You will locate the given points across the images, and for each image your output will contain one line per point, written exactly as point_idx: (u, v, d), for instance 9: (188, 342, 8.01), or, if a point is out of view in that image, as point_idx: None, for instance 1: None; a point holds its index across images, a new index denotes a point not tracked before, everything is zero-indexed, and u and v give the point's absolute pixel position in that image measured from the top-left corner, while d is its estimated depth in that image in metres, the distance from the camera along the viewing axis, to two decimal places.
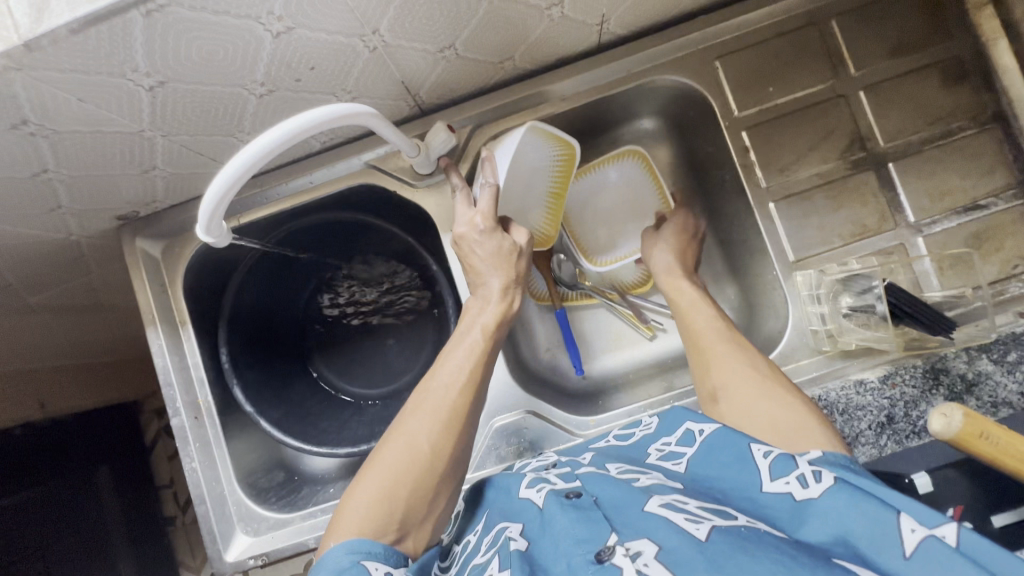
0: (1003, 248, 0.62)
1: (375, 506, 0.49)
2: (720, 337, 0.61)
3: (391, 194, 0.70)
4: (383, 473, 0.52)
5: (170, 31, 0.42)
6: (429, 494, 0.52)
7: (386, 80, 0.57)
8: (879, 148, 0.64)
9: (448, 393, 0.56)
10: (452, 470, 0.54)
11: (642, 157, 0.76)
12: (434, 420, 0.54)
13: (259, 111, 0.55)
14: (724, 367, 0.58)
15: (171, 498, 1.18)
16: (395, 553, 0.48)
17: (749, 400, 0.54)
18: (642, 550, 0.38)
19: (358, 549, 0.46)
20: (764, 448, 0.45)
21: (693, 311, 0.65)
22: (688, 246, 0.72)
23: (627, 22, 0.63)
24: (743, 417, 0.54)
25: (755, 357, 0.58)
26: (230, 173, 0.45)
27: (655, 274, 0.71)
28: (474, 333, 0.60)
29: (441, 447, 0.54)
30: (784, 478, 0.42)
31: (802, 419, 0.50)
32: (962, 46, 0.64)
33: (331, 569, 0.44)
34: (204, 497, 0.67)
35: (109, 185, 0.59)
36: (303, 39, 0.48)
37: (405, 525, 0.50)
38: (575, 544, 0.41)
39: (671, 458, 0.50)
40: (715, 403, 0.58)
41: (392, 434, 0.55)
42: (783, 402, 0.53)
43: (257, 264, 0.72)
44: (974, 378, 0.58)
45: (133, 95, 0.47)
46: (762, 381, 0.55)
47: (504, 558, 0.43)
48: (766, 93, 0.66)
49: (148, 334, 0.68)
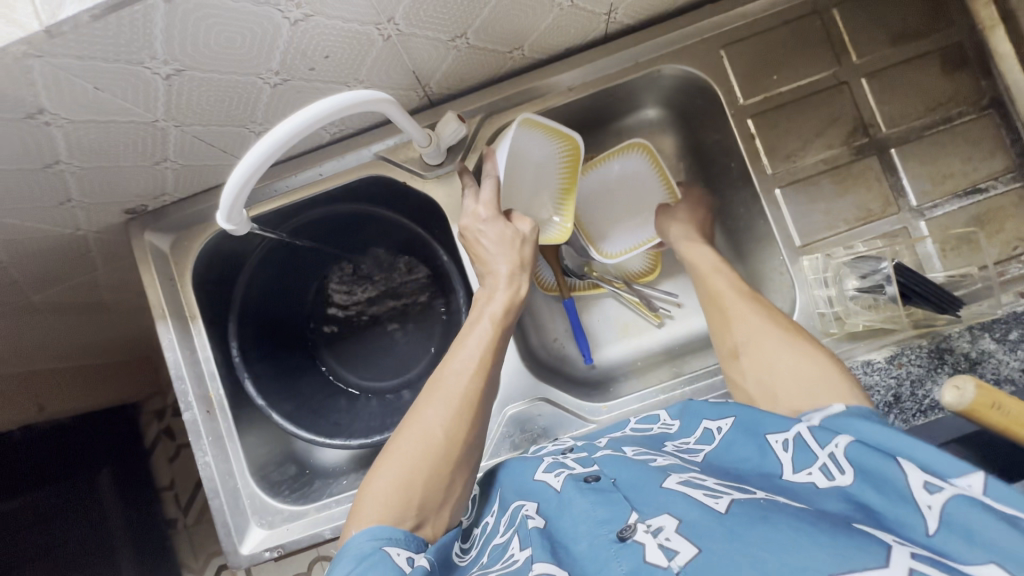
0: (1003, 230, 0.63)
1: (393, 494, 0.50)
2: (743, 297, 0.63)
3: (400, 185, 0.71)
4: (399, 460, 0.52)
5: (190, 18, 0.42)
6: (447, 481, 0.52)
7: (397, 70, 0.58)
8: (882, 134, 0.66)
9: (463, 382, 0.56)
10: (470, 458, 0.55)
11: (654, 154, 0.76)
12: (447, 408, 0.55)
13: (273, 101, 0.55)
14: (749, 322, 0.60)
15: (172, 499, 1.17)
16: (415, 539, 0.48)
17: (772, 354, 0.56)
18: (663, 525, 0.38)
19: (380, 535, 0.46)
20: (782, 438, 0.45)
21: (714, 278, 0.67)
22: (703, 218, 0.75)
23: (636, 11, 0.63)
24: (766, 372, 0.56)
25: (776, 314, 0.60)
26: (251, 161, 0.44)
27: (673, 243, 0.73)
28: (484, 322, 0.61)
29: (457, 432, 0.54)
30: (807, 469, 0.42)
31: (828, 373, 0.52)
32: (961, 33, 0.65)
33: (354, 554, 0.44)
34: (217, 490, 0.66)
35: (120, 177, 0.59)
36: (320, 27, 0.48)
37: (423, 511, 0.50)
38: (595, 525, 0.42)
39: (689, 452, 0.50)
40: (736, 360, 0.60)
41: (408, 422, 0.55)
42: (809, 358, 0.54)
43: (267, 256, 0.72)
44: (978, 356, 0.60)
45: (149, 84, 0.47)
46: (787, 338, 0.57)
47: (523, 537, 0.45)
48: (771, 81, 0.67)
49: (158, 328, 0.68)
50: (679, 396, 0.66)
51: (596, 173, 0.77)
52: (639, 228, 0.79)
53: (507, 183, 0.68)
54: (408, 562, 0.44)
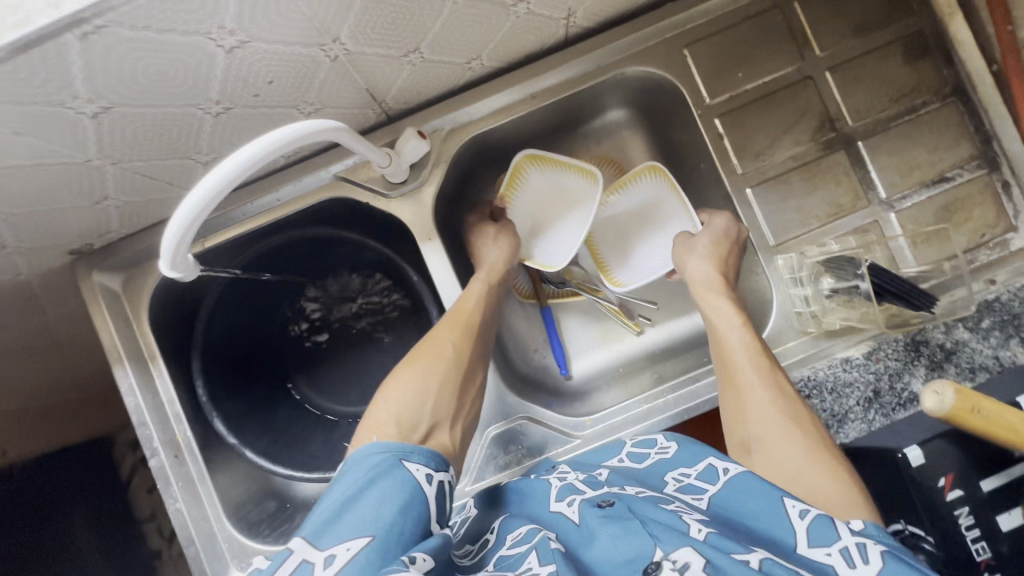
0: (971, 218, 0.64)
1: (407, 401, 0.55)
2: (761, 377, 0.56)
3: (364, 206, 0.68)
4: (415, 373, 0.57)
5: (112, 53, 0.40)
6: (456, 394, 0.57)
7: (349, 89, 0.55)
8: (849, 127, 0.65)
9: (469, 310, 0.63)
10: (478, 378, 0.61)
11: (670, 184, 0.72)
12: (454, 331, 0.60)
13: (217, 130, 0.52)
14: (765, 417, 0.54)
15: (155, 532, 1.00)
16: (435, 456, 0.50)
17: (786, 461, 0.52)
18: (690, 562, 0.38)
19: (394, 449, 0.49)
20: (800, 507, 0.44)
21: (732, 340, 0.59)
22: (730, 254, 0.66)
23: (594, 14, 0.62)
24: (778, 479, 0.52)
25: (790, 395, 0.55)
26: (195, 202, 0.41)
27: (690, 284, 0.66)
28: (478, 284, 0.66)
29: (465, 355, 0.60)
30: (825, 549, 0.41)
31: (846, 497, 0.48)
32: (920, 22, 0.65)
33: (367, 466, 0.46)
34: (193, 537, 0.63)
35: (58, 219, 0.55)
36: (258, 52, 0.45)
37: (437, 419, 0.55)
38: (622, 564, 0.41)
39: (690, 491, 0.49)
40: (747, 455, 0.55)
41: (424, 351, 0.59)
42: (827, 473, 0.49)
43: (228, 288, 0.69)
44: (953, 347, 0.60)
45: (76, 123, 0.44)
46: (806, 444, 0.52)
47: (543, 552, 0.42)
48: (736, 79, 0.66)
49: (115, 373, 0.64)
50: (663, 402, 0.65)
51: (614, 201, 0.76)
52: (655, 261, 0.74)
53: (538, 211, 0.74)
54: (426, 479, 0.47)
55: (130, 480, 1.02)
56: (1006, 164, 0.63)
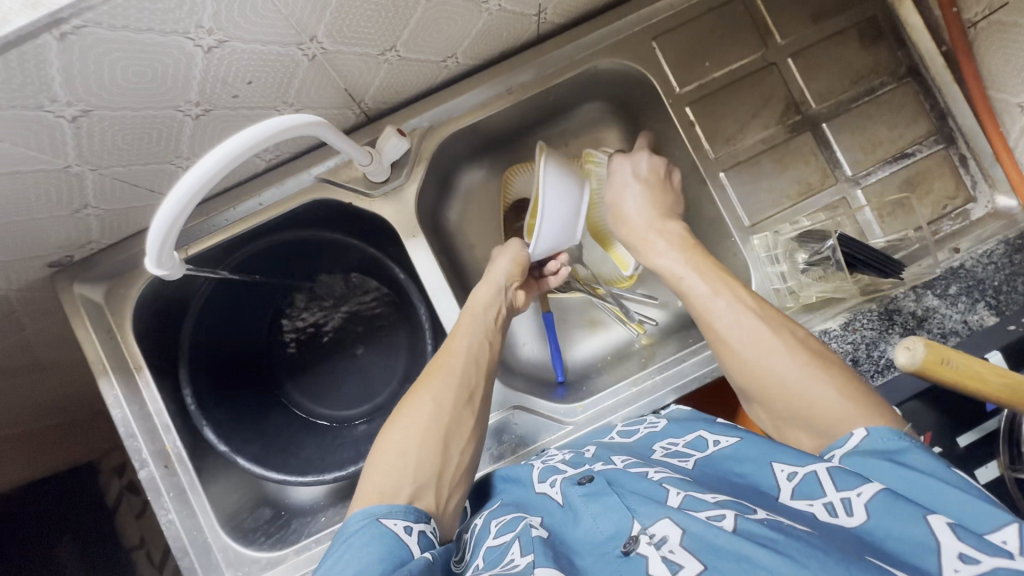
0: (932, 190, 0.67)
1: (388, 462, 0.53)
2: (734, 314, 0.55)
3: (347, 207, 0.68)
4: (404, 427, 0.55)
5: (91, 54, 0.40)
6: (440, 454, 0.54)
7: (329, 89, 0.56)
8: (813, 110, 0.68)
9: (464, 359, 0.60)
10: (467, 428, 0.57)
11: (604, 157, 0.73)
12: (449, 384, 0.58)
13: (197, 132, 0.52)
14: (747, 355, 0.53)
15: (144, 559, 0.96)
16: (415, 509, 0.49)
17: (780, 393, 0.51)
18: (666, 536, 0.38)
19: (372, 511, 0.47)
20: (788, 470, 0.43)
21: (710, 300, 0.57)
22: (662, 188, 0.68)
23: (564, 11, 0.64)
24: (783, 410, 0.51)
25: (765, 325, 0.54)
26: (178, 199, 0.41)
27: (630, 225, 0.68)
28: (469, 316, 0.64)
29: (447, 408, 0.57)
30: (808, 501, 0.40)
31: (845, 416, 0.47)
32: (873, 8, 0.68)
33: (346, 535, 0.46)
34: (186, 548, 0.62)
35: (36, 229, 0.55)
36: (238, 51, 0.46)
37: (420, 477, 0.52)
38: (603, 542, 0.42)
39: (677, 455, 0.49)
40: (746, 394, 0.55)
41: (404, 410, 0.57)
42: (818, 386, 0.49)
43: (210, 298, 0.68)
44: (923, 314, 0.62)
45: (55, 128, 0.45)
46: (792, 363, 0.51)
47: (524, 542, 0.43)
48: (703, 68, 0.68)
49: (100, 386, 0.63)
50: (651, 385, 0.66)
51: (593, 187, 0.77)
52: None
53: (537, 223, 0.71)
54: (406, 530, 0.46)
55: (118, 506, 0.99)
56: (961, 139, 0.67)
